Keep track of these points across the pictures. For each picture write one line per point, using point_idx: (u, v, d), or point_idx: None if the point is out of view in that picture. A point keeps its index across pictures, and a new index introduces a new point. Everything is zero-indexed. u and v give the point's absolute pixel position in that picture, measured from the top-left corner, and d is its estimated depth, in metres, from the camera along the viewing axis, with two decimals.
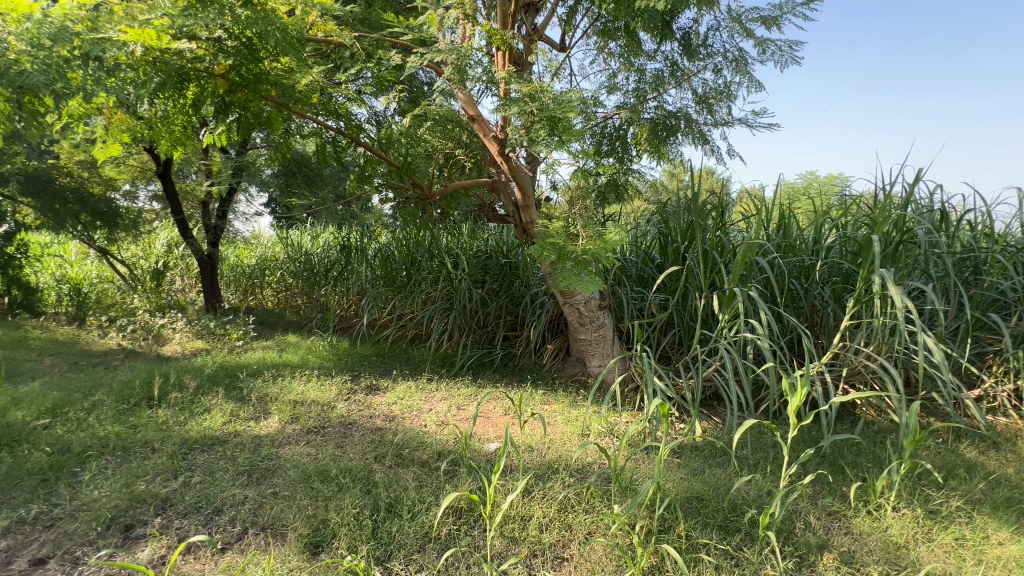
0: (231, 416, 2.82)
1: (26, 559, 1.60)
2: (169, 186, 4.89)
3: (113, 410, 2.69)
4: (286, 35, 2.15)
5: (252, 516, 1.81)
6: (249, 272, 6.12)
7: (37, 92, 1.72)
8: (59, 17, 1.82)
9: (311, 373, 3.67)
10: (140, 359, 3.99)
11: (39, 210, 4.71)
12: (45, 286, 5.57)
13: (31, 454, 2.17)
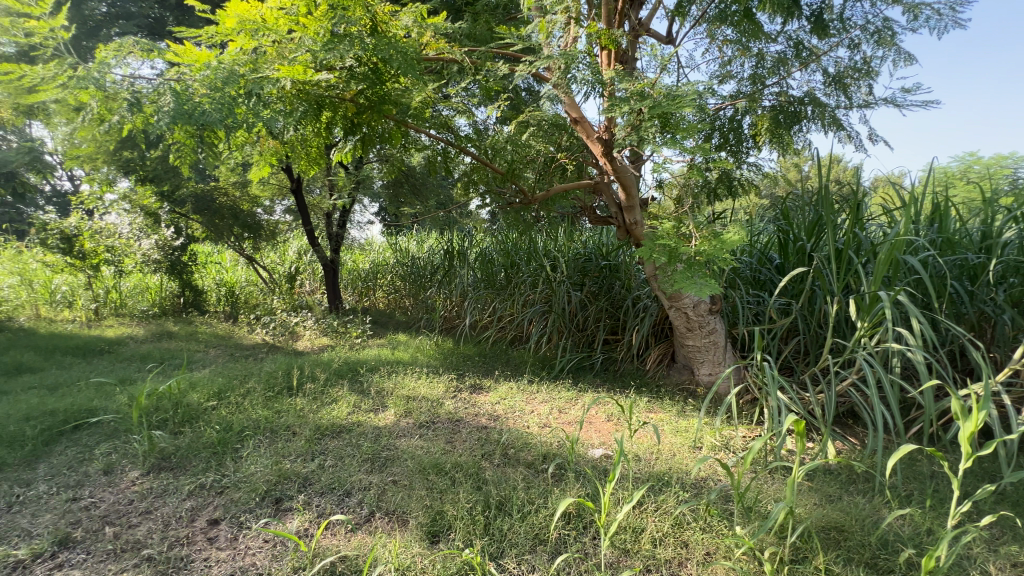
0: (354, 407, 3.11)
1: (205, 518, 1.90)
2: (301, 200, 5.52)
3: (262, 397, 3.12)
4: (406, 57, 2.33)
5: (377, 501, 1.97)
6: (364, 275, 6.70)
7: (214, 127, 2.05)
8: (229, 62, 2.14)
9: (421, 371, 3.93)
10: (280, 353, 4.58)
11: (206, 225, 5.61)
12: (209, 288, 6.61)
13: (205, 430, 2.58)
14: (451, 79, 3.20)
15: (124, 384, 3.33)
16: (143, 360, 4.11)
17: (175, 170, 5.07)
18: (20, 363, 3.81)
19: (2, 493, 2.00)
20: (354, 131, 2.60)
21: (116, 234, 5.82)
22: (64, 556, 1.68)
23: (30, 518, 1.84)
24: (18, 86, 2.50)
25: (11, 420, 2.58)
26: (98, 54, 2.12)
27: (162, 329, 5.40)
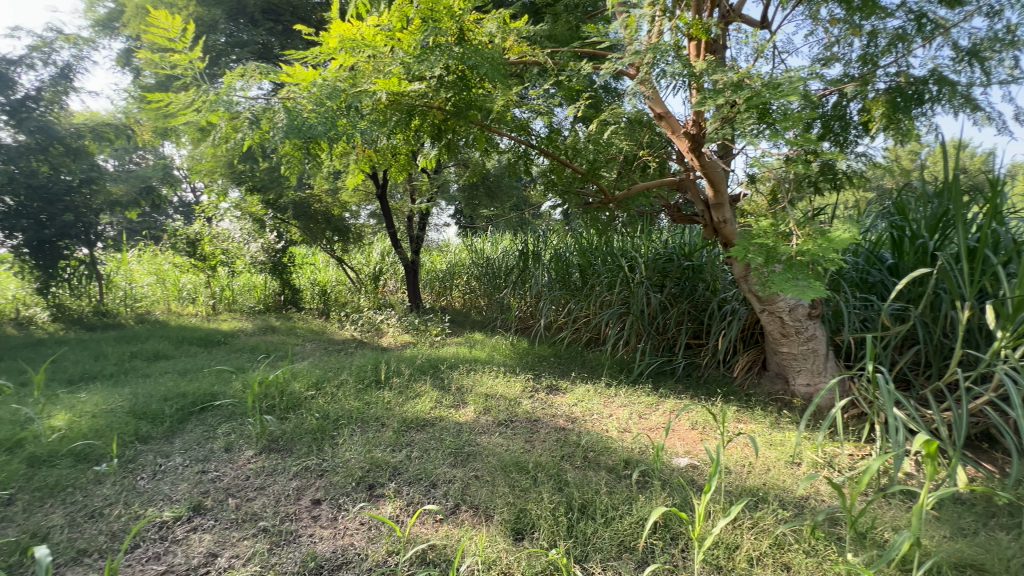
0: (437, 402, 3.24)
1: (309, 498, 2.07)
2: (385, 204, 5.83)
3: (354, 389, 3.35)
4: (492, 63, 2.39)
5: (461, 494, 2.03)
6: (442, 275, 6.95)
7: (320, 139, 2.24)
8: (332, 79, 2.33)
9: (498, 369, 4.00)
10: (368, 348, 4.89)
11: (303, 229, 6.13)
12: (305, 287, 7.22)
13: (306, 417, 2.81)
14: (531, 81, 3.24)
15: (237, 372, 3.72)
16: (252, 351, 4.56)
17: (279, 180, 5.59)
18: (157, 351, 4.39)
19: (147, 462, 2.31)
20: (440, 138, 2.72)
21: (230, 238, 6.53)
22: (197, 520, 1.90)
23: (170, 485, 2.11)
24: (161, 112, 2.89)
25: (151, 400, 2.97)
26: (225, 78, 2.39)
27: (266, 324, 5.97)
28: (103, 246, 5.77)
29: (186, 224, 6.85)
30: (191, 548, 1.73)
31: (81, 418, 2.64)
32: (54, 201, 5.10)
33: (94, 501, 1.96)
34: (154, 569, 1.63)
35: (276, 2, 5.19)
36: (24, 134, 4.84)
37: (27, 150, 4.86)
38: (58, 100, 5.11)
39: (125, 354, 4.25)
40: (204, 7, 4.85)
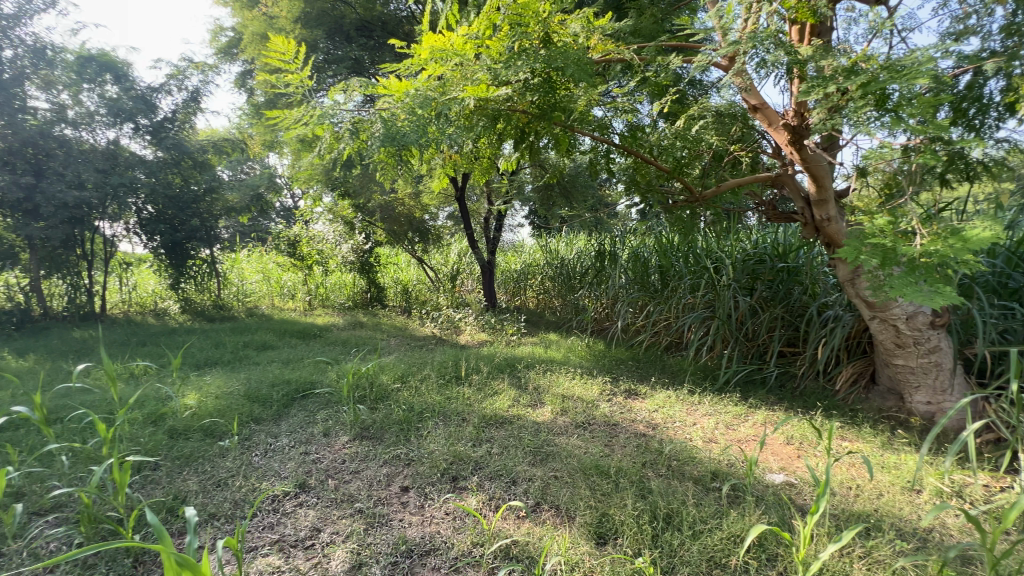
0: (514, 401, 3.29)
1: (398, 484, 2.19)
2: (463, 206, 6.00)
3: (436, 383, 3.50)
4: (578, 64, 2.39)
5: (541, 493, 2.05)
6: (516, 276, 7.01)
7: (411, 146, 2.39)
8: (424, 89, 2.45)
9: (575, 371, 3.97)
10: (448, 345, 5.09)
11: (388, 230, 6.50)
12: (389, 286, 7.65)
13: (393, 408, 2.99)
14: (614, 78, 3.19)
15: (332, 364, 4.04)
16: (344, 344, 4.92)
17: (369, 185, 5.99)
18: (264, 342, 4.88)
19: (260, 440, 2.58)
20: (524, 141, 2.76)
21: (325, 239, 7.04)
22: (302, 497, 2.07)
23: (278, 463, 2.33)
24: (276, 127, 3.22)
25: (262, 385, 3.32)
26: (330, 94, 2.61)
27: (355, 320, 6.40)
28: (221, 247, 6.51)
29: (288, 228, 7.56)
30: (299, 522, 1.89)
31: (207, 399, 3.00)
32: (185, 208, 5.87)
33: (219, 471, 2.21)
34: (267, 537, 1.80)
35: (369, 19, 5.56)
36: (162, 150, 5.61)
37: (164, 164, 5.66)
38: (188, 120, 5.96)
39: (239, 343, 4.76)
40: (307, 29, 5.32)
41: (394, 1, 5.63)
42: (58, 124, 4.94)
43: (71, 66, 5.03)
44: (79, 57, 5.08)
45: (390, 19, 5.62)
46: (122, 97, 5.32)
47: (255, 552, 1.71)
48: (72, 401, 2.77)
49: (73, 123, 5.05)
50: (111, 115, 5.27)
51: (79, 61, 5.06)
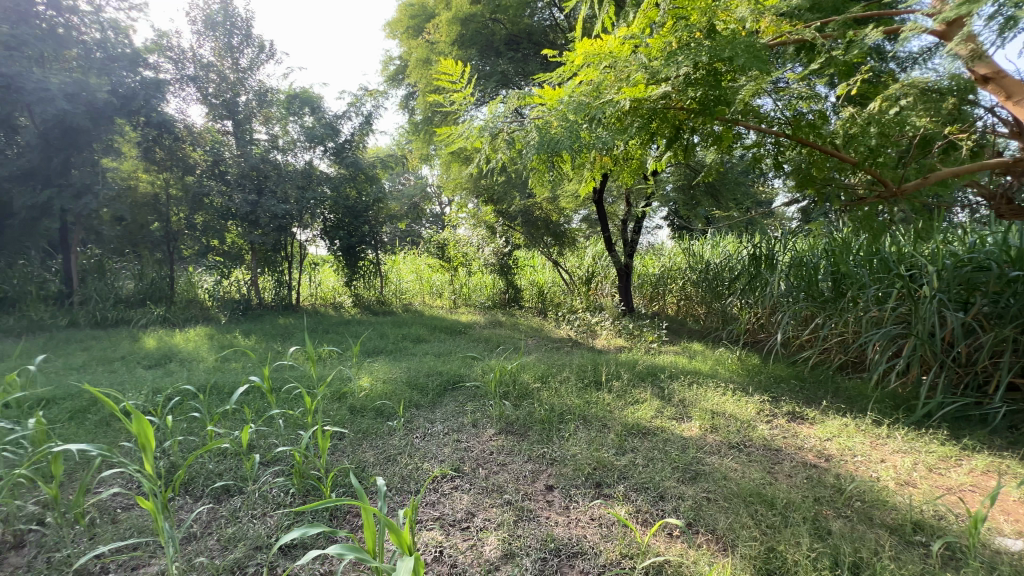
0: (658, 412, 3.14)
1: (543, 483, 2.25)
2: (601, 208, 5.92)
3: (576, 386, 3.50)
4: (750, 51, 2.21)
5: (693, 513, 1.93)
6: (654, 280, 6.66)
7: (564, 151, 2.56)
8: (578, 94, 2.53)
9: (726, 386, 3.64)
10: (585, 349, 5.06)
11: (527, 234, 6.70)
12: (526, 287, 7.90)
13: (535, 407, 3.07)
14: (786, 61, 2.86)
15: (477, 359, 4.31)
16: (486, 342, 5.23)
17: (511, 190, 6.35)
18: (418, 335, 5.42)
19: (420, 424, 2.86)
20: (679, 139, 2.66)
21: (469, 243, 7.51)
22: (457, 481, 2.24)
23: (436, 447, 2.56)
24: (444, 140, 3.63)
25: (419, 374, 3.69)
26: (490, 107, 2.84)
27: (495, 319, 6.75)
28: (385, 250, 7.40)
29: (438, 232, 8.29)
30: (456, 504, 2.05)
31: (377, 383, 3.43)
32: (358, 216, 6.83)
33: (390, 447, 2.51)
34: (430, 512, 1.98)
35: (517, 32, 5.86)
36: (343, 167, 6.59)
37: (343, 179, 6.65)
38: (362, 139, 6.88)
39: (399, 335, 5.37)
40: (463, 49, 5.78)
41: (539, 12, 5.86)
42: (272, 151, 6.23)
43: (283, 103, 6.28)
44: (290, 96, 6.33)
45: (536, 30, 5.89)
46: (316, 125, 6.39)
47: (422, 525, 1.90)
48: (282, 376, 3.40)
49: (281, 150, 6.27)
50: (308, 141, 6.33)
51: (288, 100, 6.31)
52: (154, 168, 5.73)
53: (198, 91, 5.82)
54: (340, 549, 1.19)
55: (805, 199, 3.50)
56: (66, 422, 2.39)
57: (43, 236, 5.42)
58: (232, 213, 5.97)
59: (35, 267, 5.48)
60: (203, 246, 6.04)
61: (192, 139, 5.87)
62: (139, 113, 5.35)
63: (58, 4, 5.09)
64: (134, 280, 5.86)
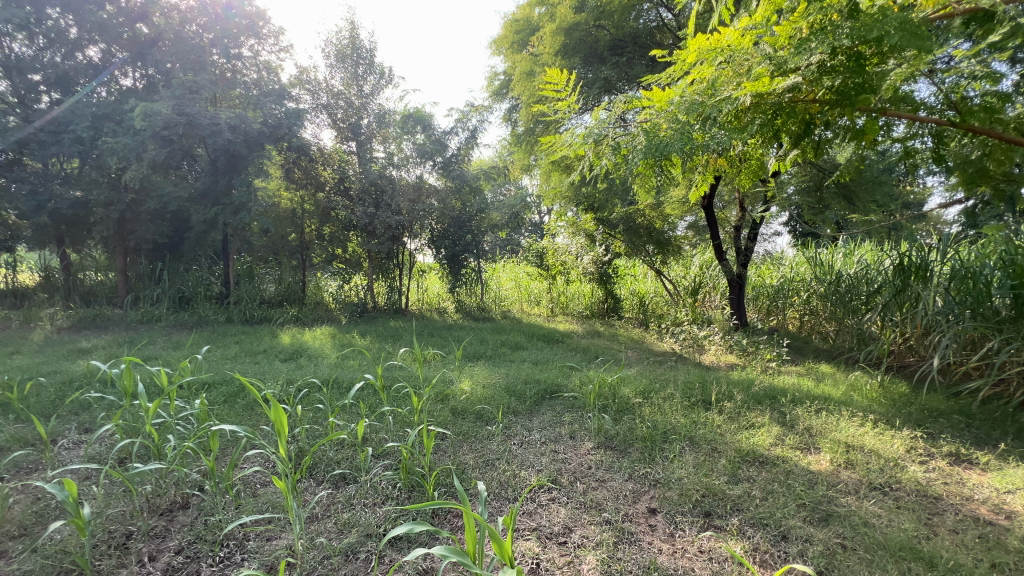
0: (778, 439, 2.81)
1: (645, 505, 2.12)
2: (711, 214, 5.50)
3: (681, 404, 3.27)
4: (905, 29, 1.92)
5: (825, 561, 1.71)
6: (771, 292, 5.95)
7: (674, 153, 2.49)
8: (690, 94, 2.43)
9: (864, 416, 3.15)
10: (690, 364, 4.73)
11: (628, 242, 6.46)
12: (625, 297, 7.63)
13: (637, 423, 2.92)
14: (952, 35, 2.45)
15: (576, 369, 4.25)
16: (584, 352, 5.13)
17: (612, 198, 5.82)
18: (517, 342, 5.50)
19: (518, 431, 2.87)
20: (809, 135, 2.43)
21: (567, 251, 7.43)
22: (554, 493, 2.20)
23: (534, 456, 2.54)
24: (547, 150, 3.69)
25: (518, 381, 3.72)
26: (594, 114, 2.84)
27: (594, 329, 6.61)
28: (485, 258, 7.67)
29: (536, 241, 8.34)
30: (553, 516, 2.01)
31: (477, 387, 3.53)
32: (462, 226, 7.19)
33: (489, 452, 2.55)
34: (527, 522, 1.96)
35: (622, 36, 5.73)
36: (450, 180, 6.94)
37: (449, 191, 7.00)
38: (467, 153, 7.21)
39: (498, 341, 5.50)
40: (566, 59, 5.80)
41: (644, 14, 5.59)
42: (388, 167, 6.80)
43: (398, 124, 6.84)
44: (405, 116, 6.87)
45: (642, 32, 5.72)
46: (427, 142, 6.84)
47: (519, 534, 1.88)
48: (392, 376, 3.65)
49: (396, 166, 6.83)
50: (420, 157, 6.80)
51: (403, 120, 6.85)
52: (293, 187, 6.55)
53: (329, 117, 6.56)
54: (444, 550, 1.22)
55: (963, 197, 2.96)
56: (222, 404, 2.80)
57: (210, 246, 6.48)
58: (354, 224, 6.61)
59: (204, 271, 6.56)
60: (329, 255, 6.77)
61: (323, 160, 6.61)
62: (283, 138, 6.15)
63: (227, 53, 6.27)
64: (275, 284, 6.73)
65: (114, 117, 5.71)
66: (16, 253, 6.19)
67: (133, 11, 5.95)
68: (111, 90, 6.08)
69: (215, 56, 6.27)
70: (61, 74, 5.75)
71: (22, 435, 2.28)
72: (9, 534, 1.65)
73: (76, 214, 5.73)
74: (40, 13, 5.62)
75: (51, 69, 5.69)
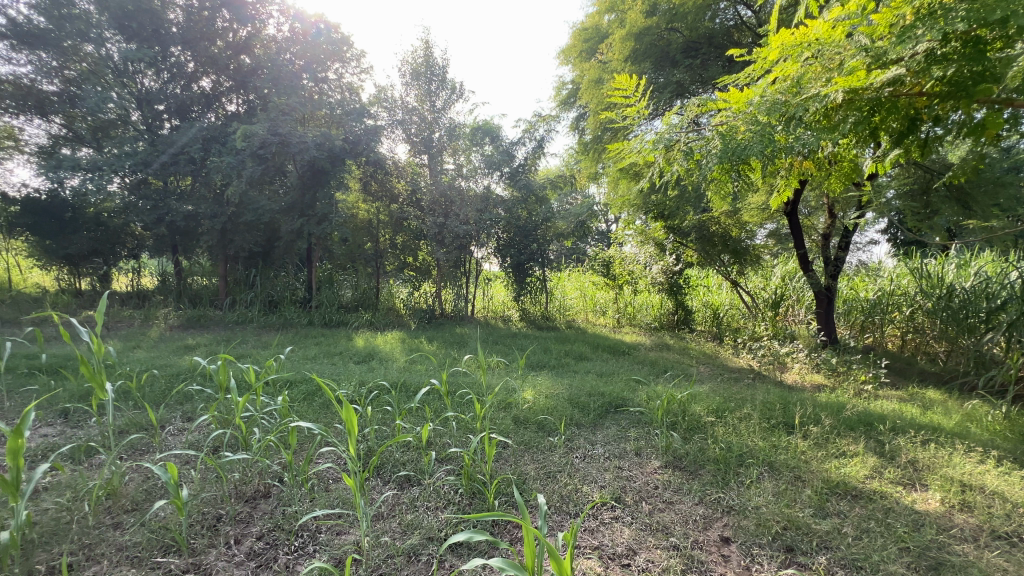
0: (874, 472, 2.51)
1: (717, 533, 1.97)
2: (795, 222, 5.09)
3: (759, 426, 3.03)
4: None
5: None
6: (866, 307, 5.38)
7: (753, 156, 2.38)
8: (772, 94, 2.31)
9: (984, 453, 2.73)
10: (770, 383, 4.38)
11: (700, 251, 6.09)
12: (697, 308, 7.25)
13: (709, 444, 2.74)
14: None
15: (642, 384, 4.08)
16: (652, 365, 4.93)
17: (684, 205, 5.54)
18: (581, 353, 5.41)
19: (581, 444, 2.80)
20: (914, 132, 2.20)
21: (635, 261, 7.22)
22: (618, 511, 2.11)
23: (597, 471, 2.46)
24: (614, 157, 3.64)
25: (581, 393, 3.63)
26: (665, 119, 2.79)
27: (662, 342, 6.35)
28: (550, 267, 7.66)
29: (603, 250, 8.18)
30: (616, 536, 1.93)
31: (540, 397, 3.50)
32: (528, 235, 7.25)
33: (551, 464, 2.51)
34: (588, 540, 1.90)
35: (696, 38, 5.53)
36: (517, 190, 7.02)
37: (516, 201, 7.09)
38: (534, 162, 7.25)
39: (562, 351, 5.44)
40: (637, 64, 5.68)
41: (721, 13, 5.36)
42: (457, 178, 7.03)
43: (468, 136, 7.03)
44: (474, 129, 7.06)
45: (718, 32, 5.49)
46: (495, 153, 6.98)
47: (580, 551, 1.82)
48: (456, 382, 3.72)
49: (465, 177, 7.04)
50: (488, 168, 6.96)
51: (472, 132, 7.04)
52: (371, 199, 6.95)
53: (404, 133, 6.91)
54: (501, 563, 1.20)
55: None
56: (301, 402, 3.02)
57: (296, 254, 7.03)
58: (424, 234, 6.88)
59: (290, 277, 7.12)
60: (402, 263, 7.07)
61: (397, 172, 6.95)
62: (362, 154, 6.53)
63: (316, 76, 6.85)
64: (352, 290, 7.15)
65: (220, 139, 6.42)
66: (140, 260, 7.08)
67: (238, 45, 6.68)
68: (219, 115, 6.85)
69: (305, 80, 6.84)
70: (180, 102, 6.55)
71: (138, 421, 2.58)
72: (124, 508, 1.87)
73: (188, 226, 6.47)
74: (165, 51, 6.46)
75: (172, 99, 6.48)
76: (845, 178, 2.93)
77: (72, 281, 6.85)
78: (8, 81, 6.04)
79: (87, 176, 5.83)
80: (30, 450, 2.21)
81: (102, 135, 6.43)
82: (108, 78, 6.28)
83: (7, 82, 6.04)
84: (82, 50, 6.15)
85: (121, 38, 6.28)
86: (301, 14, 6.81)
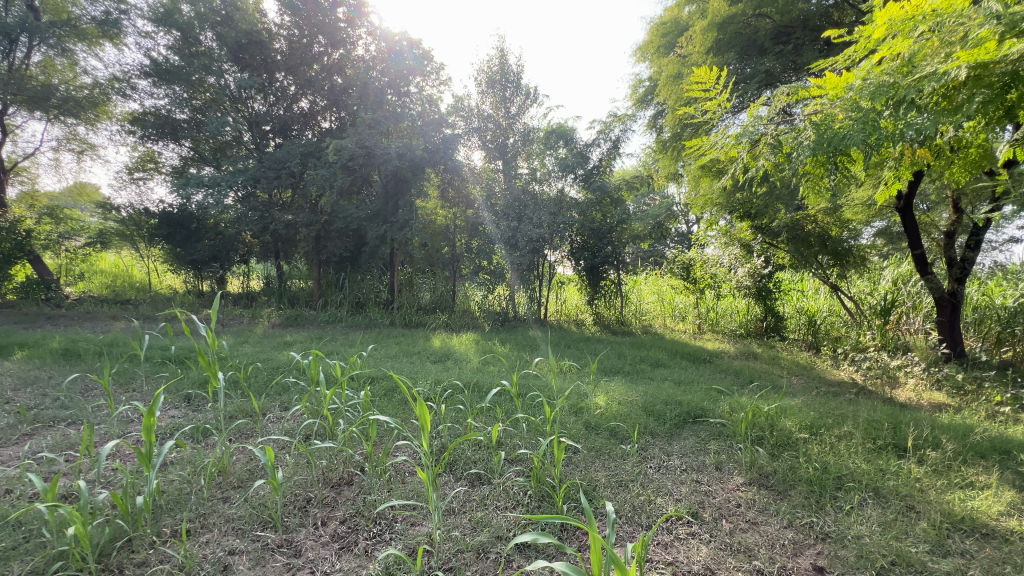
0: (1012, 508, 2.14)
1: (809, 561, 1.80)
2: (910, 218, 4.49)
3: (862, 447, 2.70)
4: None
5: None
6: (1004, 316, 4.68)
7: (853, 147, 2.19)
8: (877, 75, 2.12)
9: None
10: (878, 400, 3.89)
11: (792, 252, 5.60)
12: (789, 315, 6.66)
13: (800, 462, 2.50)
14: None
15: (725, 395, 3.80)
16: (736, 375, 4.61)
17: (774, 203, 5.00)
18: (658, 359, 5.19)
19: (655, 454, 2.68)
20: None
21: (718, 263, 6.78)
22: (694, 528, 1.99)
23: (673, 483, 2.34)
24: (694, 153, 3.51)
25: (657, 401, 3.47)
26: (751, 112, 2.69)
27: (749, 350, 5.90)
28: (625, 269, 7.47)
29: (682, 251, 7.78)
30: (692, 553, 1.82)
31: (612, 403, 3.40)
32: (603, 237, 7.11)
33: (623, 472, 2.42)
34: (661, 554, 1.81)
35: (788, 22, 5.14)
36: (591, 192, 6.87)
37: (590, 203, 6.95)
38: (609, 163, 7.06)
39: (637, 357, 5.26)
40: (719, 56, 5.39)
41: None
42: (531, 182, 7.11)
43: (542, 140, 7.06)
44: (548, 133, 7.04)
45: (815, 14, 5.03)
46: (569, 156, 6.88)
47: (652, 566, 1.74)
48: (527, 384, 3.75)
49: (539, 181, 7.09)
50: (562, 171, 6.91)
51: (546, 136, 7.03)
52: (448, 206, 7.24)
53: (479, 140, 7.12)
54: (565, 567, 1.17)
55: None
56: (382, 397, 3.21)
57: (380, 259, 7.50)
58: (499, 238, 7.02)
59: (375, 280, 7.59)
60: (476, 266, 7.24)
61: (473, 178, 7.17)
62: (440, 162, 6.80)
63: (399, 91, 7.28)
64: (430, 292, 7.44)
65: (315, 154, 7.03)
66: (249, 264, 7.91)
67: (331, 66, 7.27)
68: (315, 131, 7.52)
69: (389, 95, 7.26)
70: (283, 122, 7.28)
71: (244, 408, 2.89)
72: (232, 485, 2.10)
73: (288, 233, 7.15)
74: (272, 77, 7.23)
75: (277, 120, 7.22)
76: (973, 166, 2.60)
77: (196, 283, 7.84)
78: (150, 112, 7.06)
79: (208, 191, 6.61)
80: (161, 428, 2.56)
81: (221, 154, 7.42)
82: (226, 104, 7.20)
83: (150, 113, 7.11)
84: (207, 82, 7.07)
85: (236, 69, 7.16)
86: (386, 33, 7.26)
